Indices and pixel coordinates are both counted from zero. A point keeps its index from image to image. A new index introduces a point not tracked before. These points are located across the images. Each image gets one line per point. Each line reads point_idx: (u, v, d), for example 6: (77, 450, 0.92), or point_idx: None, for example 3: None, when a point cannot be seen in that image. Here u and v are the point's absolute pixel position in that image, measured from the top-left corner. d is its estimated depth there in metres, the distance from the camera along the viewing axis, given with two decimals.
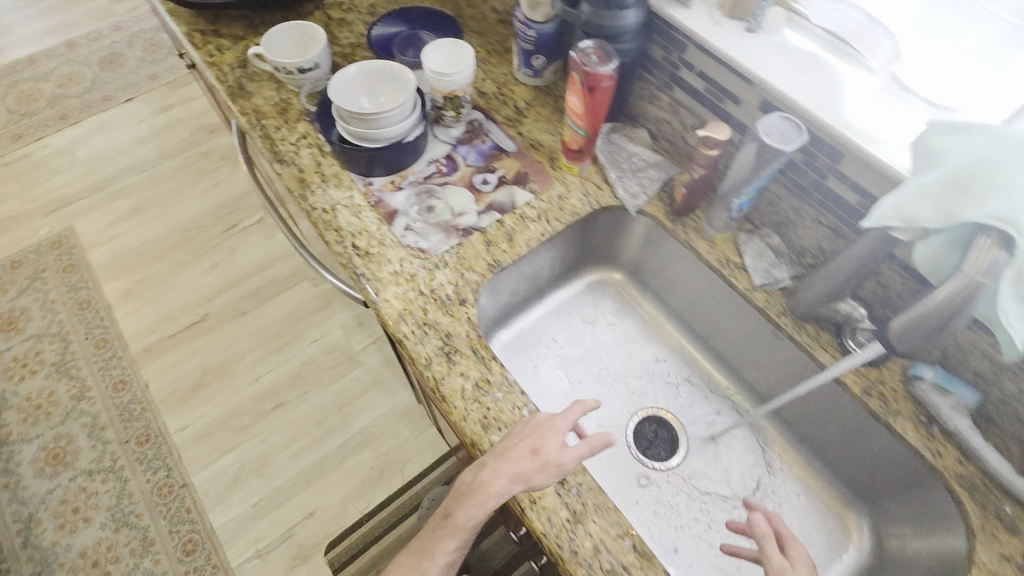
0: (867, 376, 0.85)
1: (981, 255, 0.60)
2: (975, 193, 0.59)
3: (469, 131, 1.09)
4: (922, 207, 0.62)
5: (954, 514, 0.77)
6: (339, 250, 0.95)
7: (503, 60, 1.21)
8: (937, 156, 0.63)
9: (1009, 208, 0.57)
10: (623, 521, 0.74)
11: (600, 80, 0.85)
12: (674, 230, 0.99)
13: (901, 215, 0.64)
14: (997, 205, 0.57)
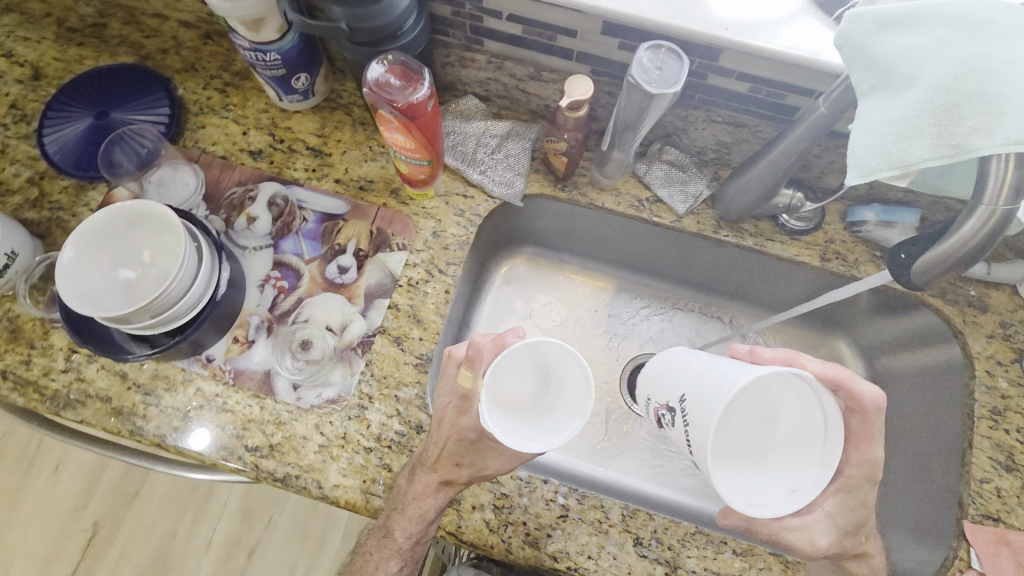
0: (816, 242, 0.82)
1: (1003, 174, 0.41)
2: (978, 111, 0.40)
3: (279, 216, 0.82)
4: (918, 145, 0.42)
5: (935, 318, 0.82)
6: (235, 467, 0.71)
7: (250, 90, 0.89)
8: (892, 71, 0.44)
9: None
10: (712, 536, 0.71)
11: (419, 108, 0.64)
12: (569, 198, 0.85)
13: (895, 161, 0.43)
14: (1016, 125, 0.39)
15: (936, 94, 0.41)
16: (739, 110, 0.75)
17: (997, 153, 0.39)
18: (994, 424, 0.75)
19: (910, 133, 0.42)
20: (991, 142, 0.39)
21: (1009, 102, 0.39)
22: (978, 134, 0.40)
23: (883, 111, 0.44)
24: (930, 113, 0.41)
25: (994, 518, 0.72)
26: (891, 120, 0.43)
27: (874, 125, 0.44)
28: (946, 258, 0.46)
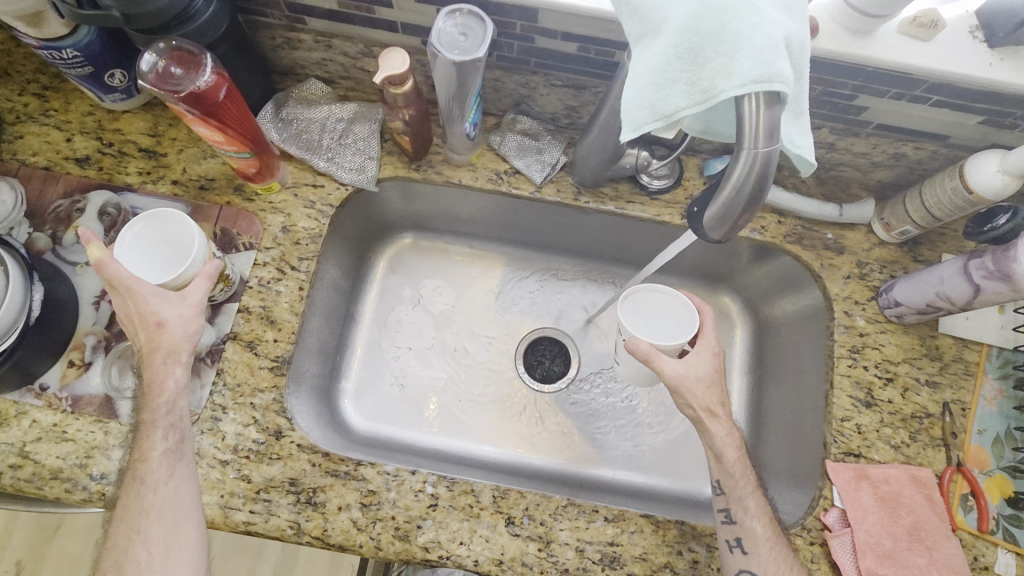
0: (676, 201, 0.82)
1: (753, 112, 0.40)
2: (719, 54, 0.40)
3: (111, 226, 0.76)
4: (674, 93, 0.41)
5: (797, 264, 0.83)
6: (81, 497, 0.67)
7: (72, 93, 0.82)
8: (646, 18, 0.43)
9: (761, 62, 0.38)
10: (583, 506, 0.71)
11: (208, 96, 0.60)
12: (425, 178, 0.82)
13: (658, 112, 0.42)
14: (749, 66, 0.38)
15: (681, 40, 0.40)
16: (577, 72, 0.72)
17: (739, 94, 0.39)
18: (853, 362, 0.77)
19: (664, 84, 0.41)
20: (730, 84, 0.39)
21: (741, 42, 0.39)
22: (719, 77, 0.39)
23: (642, 61, 0.42)
24: (676, 59, 0.41)
25: (856, 455, 0.74)
26: (648, 70, 0.42)
27: (637, 77, 0.43)
28: (729, 207, 0.45)
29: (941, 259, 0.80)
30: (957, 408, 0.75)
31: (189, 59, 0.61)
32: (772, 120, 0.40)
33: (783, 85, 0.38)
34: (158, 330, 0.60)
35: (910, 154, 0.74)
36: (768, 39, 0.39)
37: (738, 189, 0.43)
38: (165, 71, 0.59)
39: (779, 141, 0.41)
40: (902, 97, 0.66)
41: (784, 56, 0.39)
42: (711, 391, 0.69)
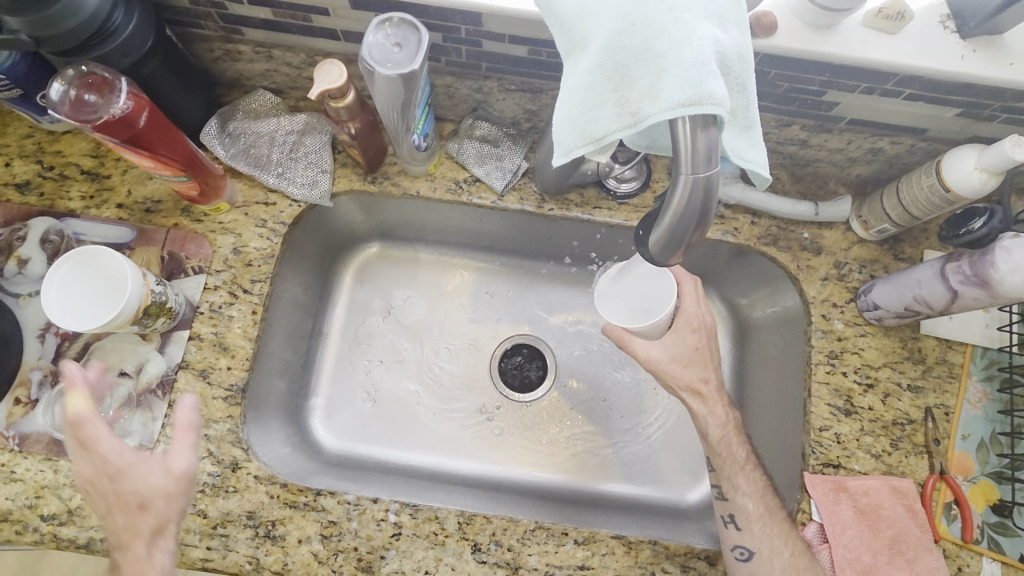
0: (644, 205, 0.78)
1: (686, 136, 0.36)
2: (646, 72, 0.36)
3: (54, 254, 0.73)
4: (602, 115, 0.38)
5: (773, 265, 0.80)
6: (32, 539, 0.65)
7: (9, 114, 0.78)
8: (577, 32, 0.41)
9: (690, 83, 0.35)
10: (553, 529, 0.69)
11: (130, 122, 0.56)
12: (382, 190, 0.79)
13: (587, 136, 0.39)
14: (676, 87, 0.35)
15: (607, 58, 0.38)
16: (531, 75, 0.69)
17: (667, 119, 0.35)
18: (831, 368, 0.74)
19: (592, 106, 0.39)
20: (657, 107, 0.35)
21: (669, 60, 0.35)
22: (647, 99, 0.36)
23: (571, 81, 0.41)
24: (601, 78, 0.38)
25: (835, 466, 0.71)
26: (574, 91, 0.40)
27: (564, 97, 0.41)
28: (674, 235, 0.40)
29: (924, 257, 0.76)
30: (940, 413, 0.73)
31: (101, 83, 0.57)
32: (711, 141, 0.36)
33: (713, 108, 0.34)
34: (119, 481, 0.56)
35: (885, 149, 0.71)
36: (696, 57, 0.35)
37: (682, 217, 0.39)
38: (80, 100, 0.56)
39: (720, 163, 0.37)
40: (871, 91, 0.62)
41: (716, 75, 0.35)
42: (690, 369, 0.70)
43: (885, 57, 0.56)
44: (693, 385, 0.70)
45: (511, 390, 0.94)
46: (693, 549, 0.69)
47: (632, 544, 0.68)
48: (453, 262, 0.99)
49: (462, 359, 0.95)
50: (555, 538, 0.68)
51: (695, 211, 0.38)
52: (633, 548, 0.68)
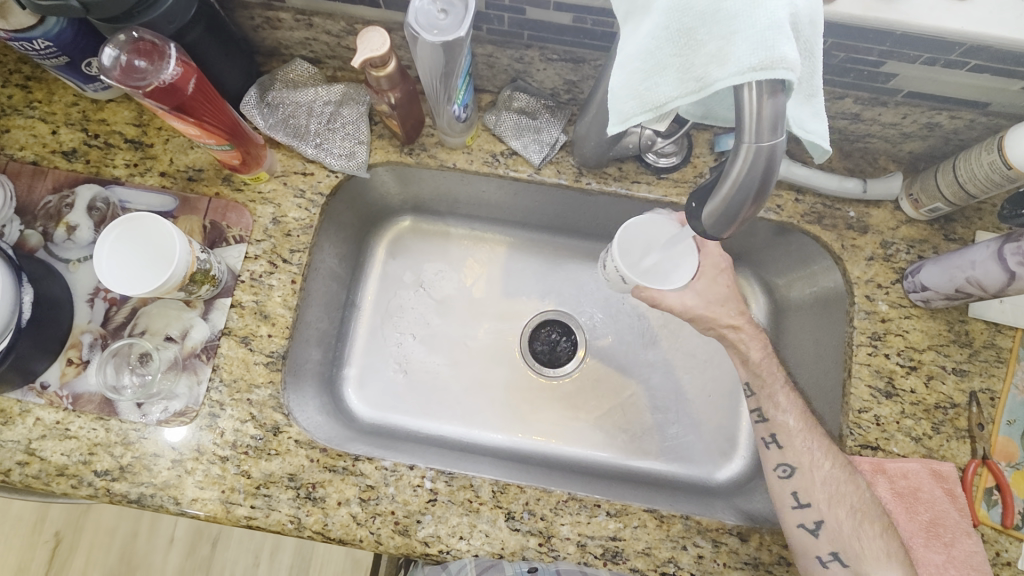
0: (685, 180, 0.77)
1: (751, 101, 0.36)
2: (712, 36, 0.38)
3: (101, 222, 0.75)
4: (665, 82, 0.40)
5: (815, 244, 0.78)
6: (86, 493, 0.68)
7: (55, 82, 0.79)
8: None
9: (762, 46, 0.35)
10: (585, 501, 0.70)
11: (179, 89, 0.57)
12: (418, 162, 0.79)
13: (647, 101, 0.41)
14: (747, 51, 0.36)
15: (673, 23, 0.39)
16: (574, 45, 0.67)
17: (735, 83, 0.36)
18: (873, 350, 0.73)
19: (655, 70, 0.40)
20: (726, 71, 0.36)
21: (740, 23, 0.36)
22: (714, 64, 0.37)
23: (633, 44, 0.42)
24: (666, 43, 0.39)
25: (873, 448, 0.70)
26: (637, 54, 0.41)
27: (625, 62, 0.42)
28: (730, 205, 0.41)
29: (976, 238, 0.74)
30: (986, 398, 0.71)
31: (151, 48, 0.57)
32: (777, 109, 0.37)
33: (786, 72, 0.35)
34: None
35: (942, 124, 0.68)
36: (770, 19, 0.36)
37: (742, 189, 0.39)
38: (129, 65, 0.56)
39: (784, 132, 0.37)
40: (933, 62, 0.59)
41: (790, 39, 0.36)
42: (725, 307, 0.74)
43: (950, 25, 0.54)
44: (732, 322, 0.74)
45: (541, 364, 0.95)
46: (724, 526, 0.69)
47: (663, 519, 0.69)
48: (484, 237, 0.99)
49: (493, 334, 0.95)
50: (587, 510, 0.69)
51: (754, 183, 0.39)
52: (664, 523, 0.69)
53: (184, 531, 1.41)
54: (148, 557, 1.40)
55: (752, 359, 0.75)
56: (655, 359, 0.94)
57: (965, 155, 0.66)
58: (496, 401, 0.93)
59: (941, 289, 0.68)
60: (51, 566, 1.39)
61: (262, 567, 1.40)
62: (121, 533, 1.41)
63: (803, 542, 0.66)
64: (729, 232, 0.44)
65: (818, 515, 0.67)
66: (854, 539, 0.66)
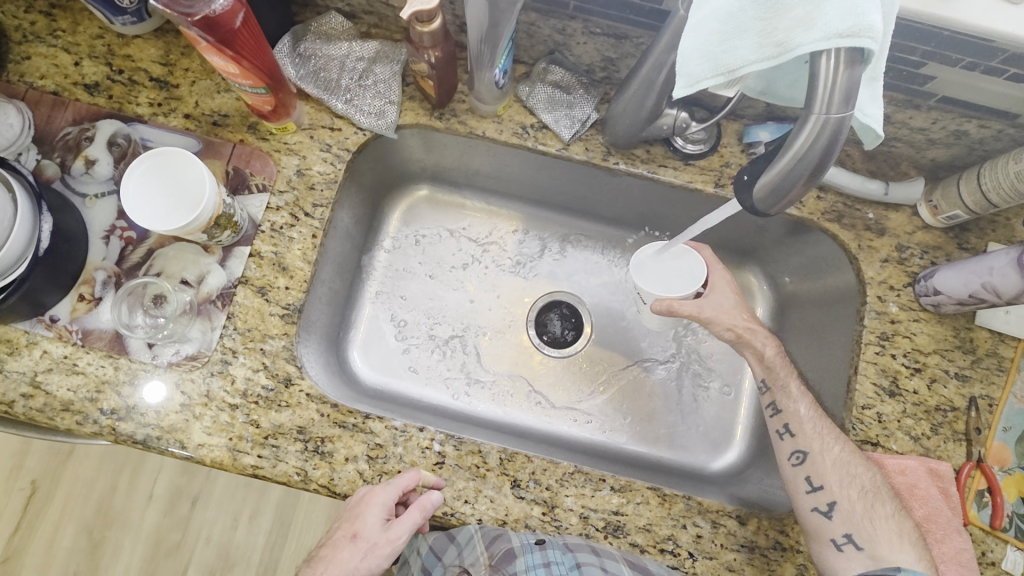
0: (712, 168, 0.78)
1: (827, 69, 0.38)
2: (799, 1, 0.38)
3: (121, 158, 0.73)
4: (742, 47, 0.41)
5: (832, 242, 0.79)
6: (91, 431, 0.67)
7: (81, 13, 0.77)
8: None
9: (852, 14, 0.37)
10: (591, 475, 0.71)
11: (226, 22, 0.56)
12: (448, 128, 0.78)
13: (720, 66, 0.42)
14: (836, 16, 0.37)
15: None
16: (618, 20, 0.67)
17: (819, 49, 0.37)
18: (881, 350, 0.74)
19: (732, 35, 0.41)
20: (811, 36, 0.37)
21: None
22: (798, 29, 0.38)
23: (713, 7, 0.42)
24: (751, 5, 0.40)
25: (873, 444, 0.72)
26: (716, 18, 0.41)
27: (701, 25, 0.42)
28: (786, 178, 0.42)
29: (989, 248, 0.76)
30: (984, 403, 0.73)
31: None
32: (851, 81, 0.38)
33: (871, 42, 0.36)
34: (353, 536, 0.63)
35: (969, 133, 0.70)
36: None
37: (801, 161, 0.41)
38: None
39: (854, 106, 0.39)
40: (973, 67, 0.60)
41: (876, 9, 0.37)
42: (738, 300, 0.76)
43: (997, 29, 0.55)
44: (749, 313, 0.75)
45: (549, 343, 0.95)
46: (724, 509, 0.70)
47: (665, 498, 0.70)
48: (500, 212, 0.99)
49: (504, 309, 0.96)
50: (591, 484, 0.70)
51: (814, 156, 0.40)
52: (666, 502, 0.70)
53: (163, 489, 1.40)
54: (126, 511, 1.39)
55: (762, 356, 0.75)
56: (662, 346, 0.95)
57: (989, 164, 0.68)
58: (501, 375, 0.93)
59: (954, 293, 0.70)
60: (26, 513, 1.38)
61: (239, 529, 1.39)
62: (99, 486, 1.39)
63: (817, 524, 0.67)
64: (779, 209, 0.47)
65: (832, 499, 0.67)
66: (866, 521, 0.66)
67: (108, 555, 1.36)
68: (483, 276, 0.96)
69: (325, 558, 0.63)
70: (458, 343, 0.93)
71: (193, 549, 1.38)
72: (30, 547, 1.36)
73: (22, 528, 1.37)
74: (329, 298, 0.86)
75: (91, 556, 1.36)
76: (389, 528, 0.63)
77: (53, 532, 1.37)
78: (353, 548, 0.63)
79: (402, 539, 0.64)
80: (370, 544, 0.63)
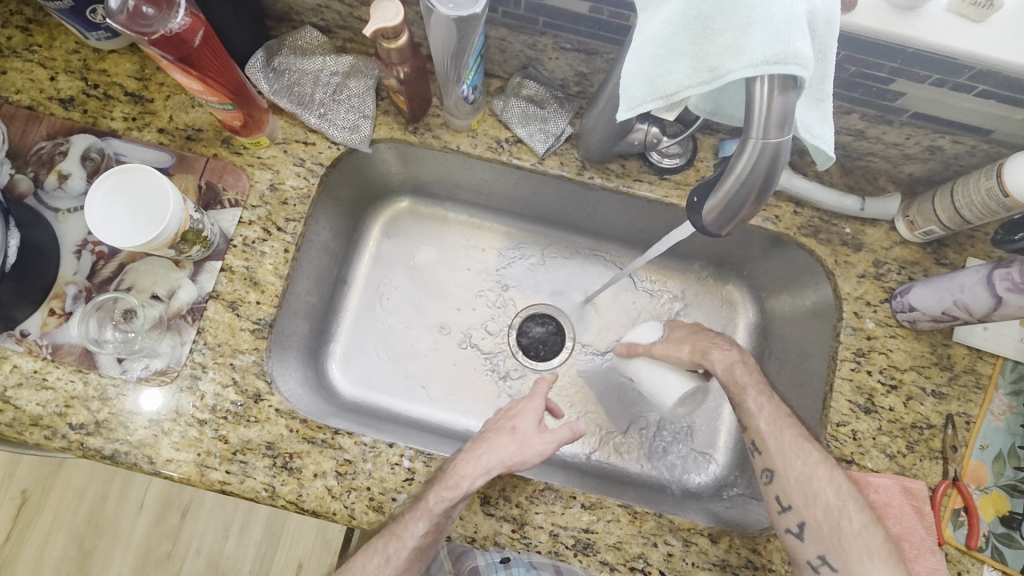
0: (687, 182, 0.77)
1: (758, 94, 0.38)
2: (726, 27, 0.39)
3: (95, 173, 0.73)
4: (677, 71, 0.41)
5: (809, 257, 0.79)
6: (59, 446, 0.66)
7: (58, 28, 0.78)
8: None
9: (777, 40, 0.37)
10: (561, 492, 0.70)
11: (186, 41, 0.56)
12: (422, 141, 0.78)
13: (658, 90, 0.42)
14: (761, 44, 0.37)
15: (689, 12, 0.41)
16: (587, 36, 0.67)
17: (748, 75, 0.38)
18: (856, 366, 0.74)
19: (666, 57, 0.42)
20: (739, 63, 0.38)
21: (756, 15, 0.38)
22: (727, 55, 0.39)
23: (652, 30, 0.43)
24: (682, 29, 0.41)
25: (848, 461, 0.71)
26: (653, 41, 0.42)
27: (640, 47, 0.43)
28: (733, 201, 0.43)
29: (967, 263, 0.75)
30: (961, 421, 0.72)
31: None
32: (786, 106, 0.39)
33: (798, 68, 0.36)
34: (508, 432, 0.67)
35: (943, 148, 0.69)
36: (787, 13, 0.37)
37: (742, 181, 0.42)
38: (136, 10, 0.54)
39: (790, 130, 0.40)
40: (941, 83, 0.60)
41: (805, 34, 0.37)
42: None
43: (960, 46, 0.54)
44: None
45: (528, 355, 0.94)
46: (696, 527, 0.70)
47: (636, 518, 0.69)
48: (481, 225, 0.98)
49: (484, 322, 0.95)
50: (561, 502, 0.70)
51: (756, 177, 0.41)
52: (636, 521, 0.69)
53: (155, 498, 1.40)
54: (116, 521, 1.38)
55: (731, 369, 0.75)
56: None
57: (963, 179, 0.67)
58: (478, 388, 0.92)
59: (926, 309, 0.69)
60: (17, 521, 1.37)
61: (230, 538, 1.39)
62: (89, 495, 1.39)
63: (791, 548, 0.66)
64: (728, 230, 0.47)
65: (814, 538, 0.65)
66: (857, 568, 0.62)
67: (99, 564, 1.36)
68: (463, 290, 0.96)
69: (483, 442, 0.67)
70: (437, 356, 0.93)
71: (183, 559, 1.38)
72: (23, 555, 1.36)
73: (14, 536, 1.37)
74: (307, 311, 0.86)
75: (82, 565, 1.36)
76: (542, 433, 0.66)
77: (44, 541, 1.37)
78: (511, 438, 0.67)
79: (549, 452, 0.65)
80: (524, 438, 0.66)
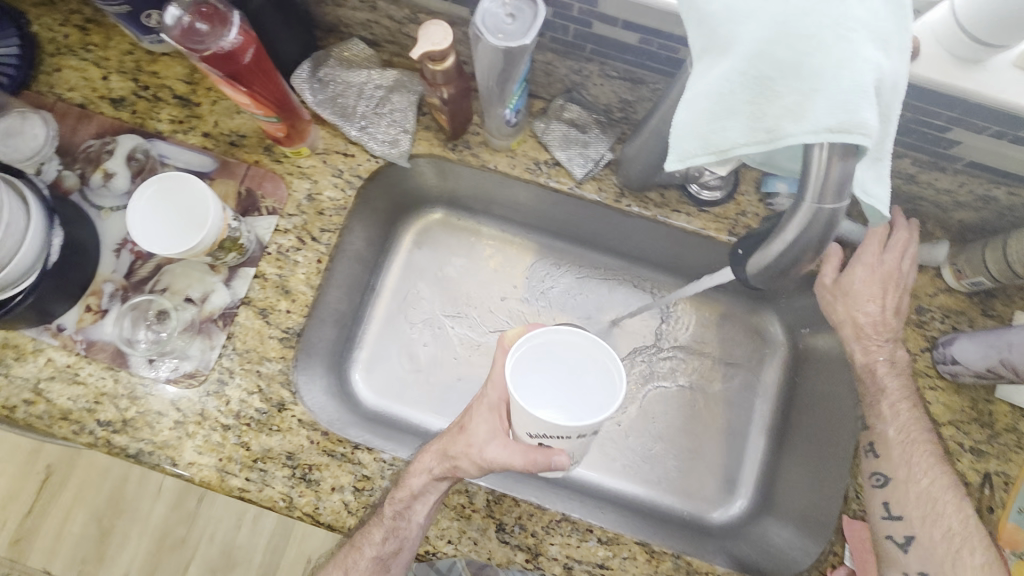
0: (726, 216, 0.76)
1: (817, 160, 0.39)
2: (790, 89, 0.39)
3: (139, 173, 0.75)
4: (731, 128, 0.40)
5: None
6: (86, 441, 0.67)
7: (113, 29, 0.80)
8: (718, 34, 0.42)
9: (843, 109, 0.37)
10: (578, 524, 0.69)
11: (236, 58, 0.57)
12: (460, 159, 0.78)
13: (711, 145, 0.41)
14: (826, 111, 0.37)
15: (750, 70, 0.39)
16: (635, 65, 0.67)
17: (808, 142, 0.38)
18: None
19: (721, 114, 0.40)
20: (801, 129, 0.38)
21: (823, 83, 0.37)
22: (788, 118, 0.39)
23: (705, 83, 0.41)
24: (741, 87, 0.39)
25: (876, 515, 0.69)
26: (706, 96, 0.41)
27: (694, 99, 0.42)
28: (785, 255, 0.44)
29: (1014, 317, 0.72)
30: (1000, 482, 0.69)
31: (212, 13, 0.57)
32: (845, 171, 0.39)
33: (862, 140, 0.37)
34: (460, 433, 0.64)
35: (996, 199, 0.67)
36: (855, 82, 0.37)
37: (795, 239, 0.43)
38: (190, 27, 0.56)
39: (849, 195, 0.40)
40: (1001, 135, 0.58)
41: (870, 103, 0.37)
42: None
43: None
44: None
45: None
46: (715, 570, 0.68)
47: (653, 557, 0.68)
48: (512, 241, 0.98)
49: None
50: (578, 535, 0.68)
51: (809, 237, 0.42)
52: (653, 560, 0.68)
53: None
54: None
55: None
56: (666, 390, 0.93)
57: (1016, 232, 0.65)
58: None
59: (968, 363, 0.67)
60: None
61: None
62: None
63: None
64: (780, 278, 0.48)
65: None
66: None
67: None
68: (490, 305, 0.95)
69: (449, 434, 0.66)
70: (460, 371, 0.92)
71: None
72: None
73: None
74: (335, 319, 0.86)
75: None
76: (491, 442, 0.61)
77: None
78: (460, 438, 0.64)
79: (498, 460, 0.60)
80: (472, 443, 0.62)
